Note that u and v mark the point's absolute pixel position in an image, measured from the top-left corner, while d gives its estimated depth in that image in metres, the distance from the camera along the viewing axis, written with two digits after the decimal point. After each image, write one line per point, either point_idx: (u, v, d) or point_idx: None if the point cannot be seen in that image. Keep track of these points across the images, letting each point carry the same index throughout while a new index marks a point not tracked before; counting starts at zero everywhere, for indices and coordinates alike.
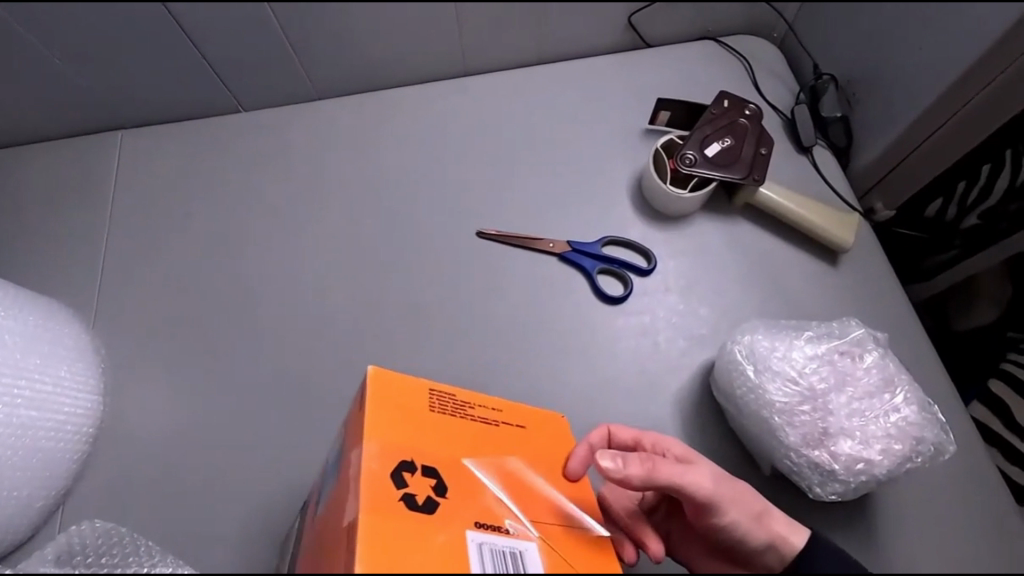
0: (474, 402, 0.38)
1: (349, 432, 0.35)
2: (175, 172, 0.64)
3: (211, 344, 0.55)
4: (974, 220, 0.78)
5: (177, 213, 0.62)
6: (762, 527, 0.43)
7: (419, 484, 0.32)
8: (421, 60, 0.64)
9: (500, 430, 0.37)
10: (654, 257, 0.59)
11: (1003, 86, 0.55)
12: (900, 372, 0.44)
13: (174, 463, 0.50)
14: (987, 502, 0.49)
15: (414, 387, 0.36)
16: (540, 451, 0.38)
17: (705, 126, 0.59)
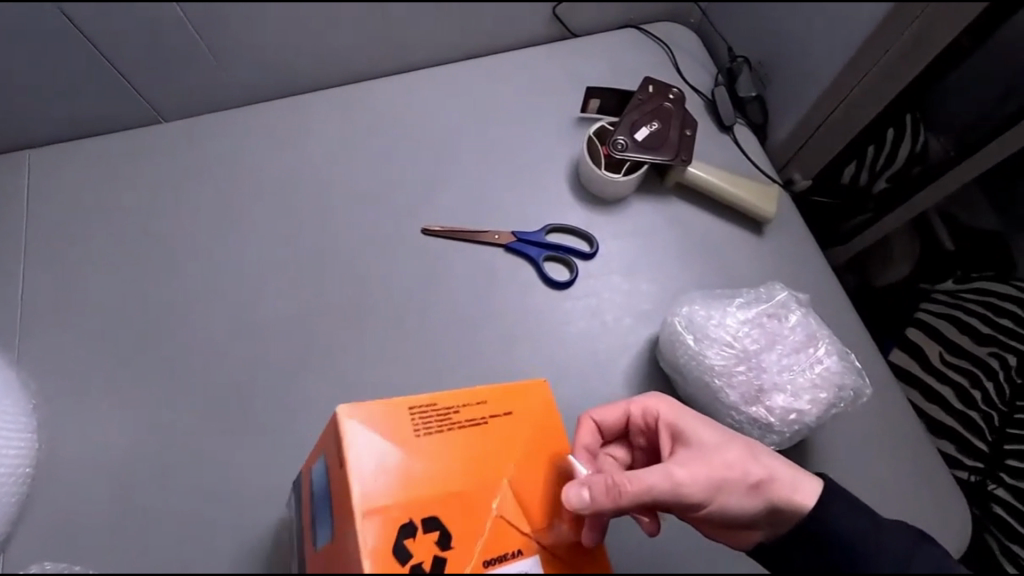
0: (457, 404, 0.38)
1: (336, 475, 0.34)
2: (95, 188, 0.60)
3: (156, 365, 0.53)
4: (883, 183, 0.86)
5: (103, 232, 0.58)
6: (758, 494, 0.43)
7: (423, 547, 0.32)
8: (350, 60, 0.64)
9: (488, 428, 0.37)
10: (596, 241, 0.61)
11: (890, 63, 0.61)
12: (821, 328, 0.49)
13: (126, 493, 0.48)
14: (905, 439, 0.55)
15: (392, 413, 0.36)
16: (528, 437, 0.38)
17: (633, 112, 0.62)
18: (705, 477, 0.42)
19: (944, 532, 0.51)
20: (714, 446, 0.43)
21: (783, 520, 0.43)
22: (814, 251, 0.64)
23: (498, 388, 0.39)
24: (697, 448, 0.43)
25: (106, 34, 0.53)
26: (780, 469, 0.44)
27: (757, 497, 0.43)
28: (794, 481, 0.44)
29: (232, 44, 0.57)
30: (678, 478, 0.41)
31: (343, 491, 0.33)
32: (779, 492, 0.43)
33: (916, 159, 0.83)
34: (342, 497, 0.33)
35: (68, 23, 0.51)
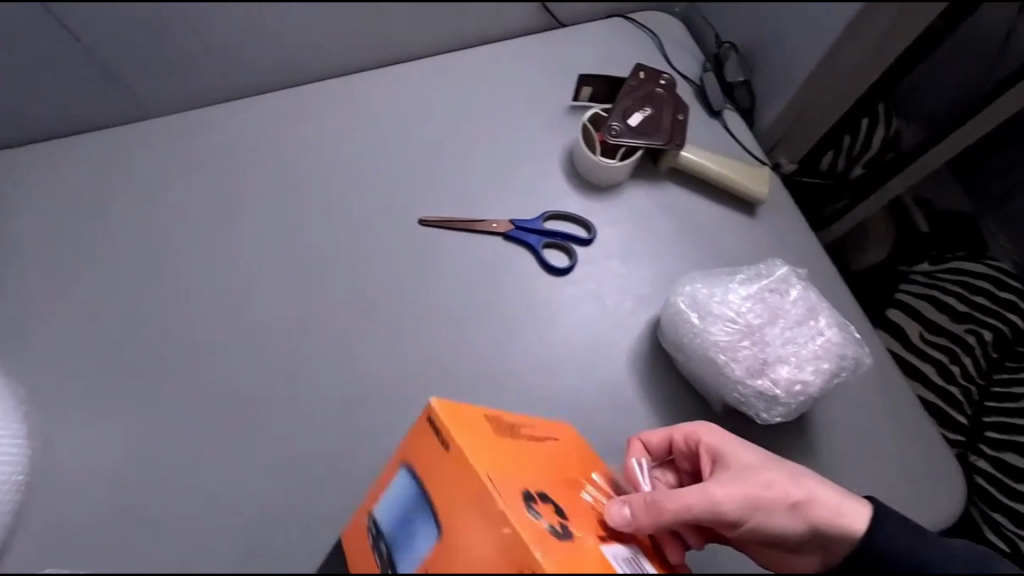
0: (520, 422, 0.41)
1: (437, 472, 0.34)
2: (79, 185, 0.58)
3: (152, 364, 0.52)
4: (858, 169, 0.89)
5: (89, 230, 0.57)
6: (798, 515, 0.45)
7: (547, 512, 0.34)
8: (340, 51, 0.63)
9: (547, 446, 0.41)
10: (593, 227, 0.62)
11: (874, 50, 0.61)
12: (821, 301, 0.50)
13: (127, 494, 0.47)
14: (902, 408, 0.56)
15: (476, 414, 0.37)
16: (579, 461, 0.43)
17: (625, 98, 0.63)
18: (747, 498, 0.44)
19: (938, 496, 0.53)
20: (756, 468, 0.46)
21: (828, 543, 0.45)
22: (805, 231, 0.65)
23: (546, 424, 0.44)
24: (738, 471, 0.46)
25: (90, 30, 0.50)
26: (821, 492, 0.46)
27: (798, 518, 0.45)
28: (846, 506, 0.45)
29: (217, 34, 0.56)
30: (720, 500, 0.43)
31: (457, 485, 0.33)
32: (822, 515, 0.45)
33: (889, 146, 0.89)
34: (452, 490, 0.33)
35: (51, 17, 0.49)
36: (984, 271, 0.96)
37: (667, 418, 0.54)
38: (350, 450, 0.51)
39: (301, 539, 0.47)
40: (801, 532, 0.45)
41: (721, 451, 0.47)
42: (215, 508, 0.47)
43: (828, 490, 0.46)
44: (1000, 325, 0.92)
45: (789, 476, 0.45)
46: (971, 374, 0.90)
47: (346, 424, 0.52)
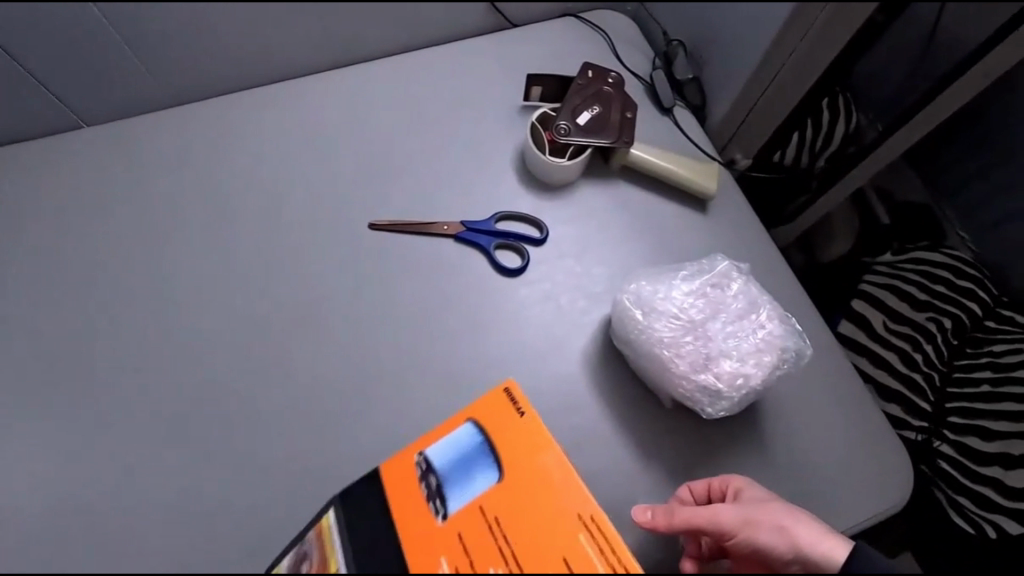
0: None
1: (500, 434, 0.48)
2: (11, 192, 0.56)
3: (88, 377, 0.51)
4: (821, 163, 0.93)
5: (21, 239, 0.55)
6: (786, 538, 0.46)
7: None
8: (284, 55, 0.63)
9: None
10: (546, 226, 0.62)
11: (810, 45, 0.62)
12: (762, 294, 0.50)
13: (57, 511, 0.45)
14: (851, 399, 0.57)
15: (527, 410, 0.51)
16: None
17: (574, 97, 0.63)
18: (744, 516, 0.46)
19: (887, 486, 0.53)
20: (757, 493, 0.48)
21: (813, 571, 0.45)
22: (756, 226, 0.66)
23: None
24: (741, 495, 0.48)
25: (15, 35, 0.51)
26: (809, 524, 0.47)
27: (787, 541, 0.46)
28: (829, 536, 0.47)
29: (150, 36, 0.55)
30: (721, 517, 0.46)
31: (518, 446, 0.47)
32: (805, 540, 0.46)
33: (850, 139, 0.95)
34: (512, 449, 0.47)
35: None
36: (943, 260, 0.99)
37: (620, 417, 0.53)
38: (294, 460, 0.49)
39: (239, 556, 0.46)
40: (787, 554, 0.46)
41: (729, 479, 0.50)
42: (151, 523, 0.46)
43: (815, 523, 0.48)
44: (960, 312, 0.94)
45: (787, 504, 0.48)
46: (934, 362, 0.90)
47: (289, 434, 0.50)
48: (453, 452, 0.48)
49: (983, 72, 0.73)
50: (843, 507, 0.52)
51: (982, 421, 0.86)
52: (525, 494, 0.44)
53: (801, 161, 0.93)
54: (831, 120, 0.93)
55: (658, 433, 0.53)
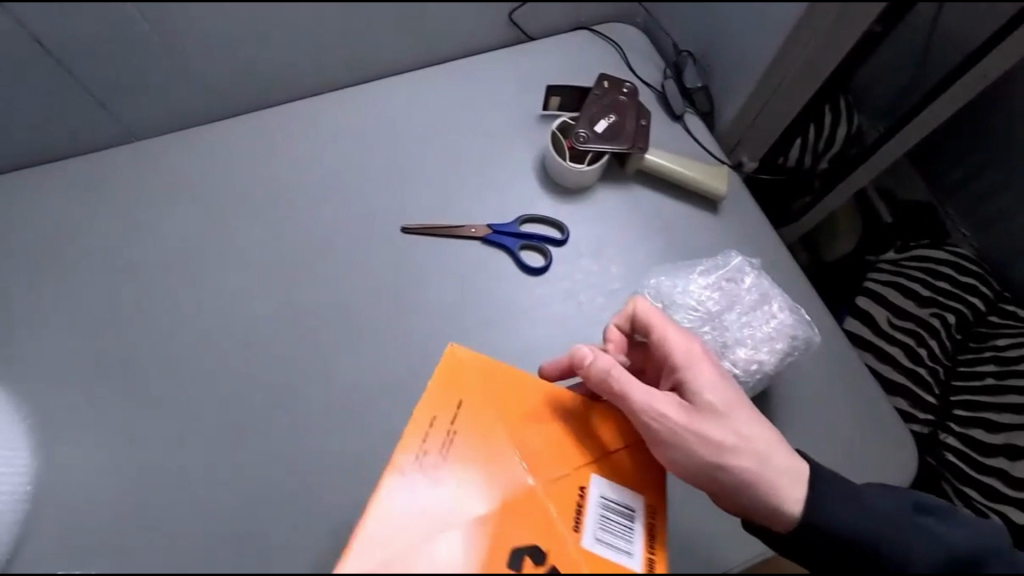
0: (425, 436, 0.44)
1: (459, 456, 0.43)
2: (76, 210, 0.62)
3: (151, 375, 0.56)
4: (825, 164, 0.97)
5: (89, 251, 0.61)
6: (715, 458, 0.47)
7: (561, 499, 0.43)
8: (318, 71, 0.67)
9: (467, 431, 0.45)
10: (566, 227, 0.66)
11: (812, 55, 0.65)
12: (774, 286, 0.54)
13: (137, 495, 0.51)
14: (857, 387, 0.60)
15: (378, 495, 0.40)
16: (501, 412, 0.46)
17: (591, 106, 0.67)
18: (692, 418, 0.47)
19: (891, 468, 0.57)
20: (716, 390, 0.48)
21: (727, 485, 0.47)
22: (764, 225, 0.69)
23: (453, 391, 0.46)
24: (700, 384, 0.48)
25: (81, 61, 0.55)
26: (745, 452, 0.47)
27: (710, 457, 0.46)
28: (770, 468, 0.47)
29: (199, 60, 0.59)
30: (663, 415, 0.46)
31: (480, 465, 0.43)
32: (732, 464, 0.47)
33: (852, 140, 0.99)
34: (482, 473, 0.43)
35: (48, 54, 0.53)
36: (946, 257, 1.03)
37: None
38: (343, 446, 0.55)
39: (291, 532, 0.51)
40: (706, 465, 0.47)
41: (686, 362, 0.49)
42: (222, 506, 0.51)
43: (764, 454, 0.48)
44: (963, 307, 0.97)
45: (732, 429, 0.47)
46: (939, 356, 0.94)
47: (335, 425, 0.55)
48: None
49: (982, 73, 0.77)
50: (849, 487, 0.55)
51: (987, 414, 0.89)
52: (532, 507, 0.42)
53: (805, 162, 0.97)
54: (833, 124, 0.97)
55: None
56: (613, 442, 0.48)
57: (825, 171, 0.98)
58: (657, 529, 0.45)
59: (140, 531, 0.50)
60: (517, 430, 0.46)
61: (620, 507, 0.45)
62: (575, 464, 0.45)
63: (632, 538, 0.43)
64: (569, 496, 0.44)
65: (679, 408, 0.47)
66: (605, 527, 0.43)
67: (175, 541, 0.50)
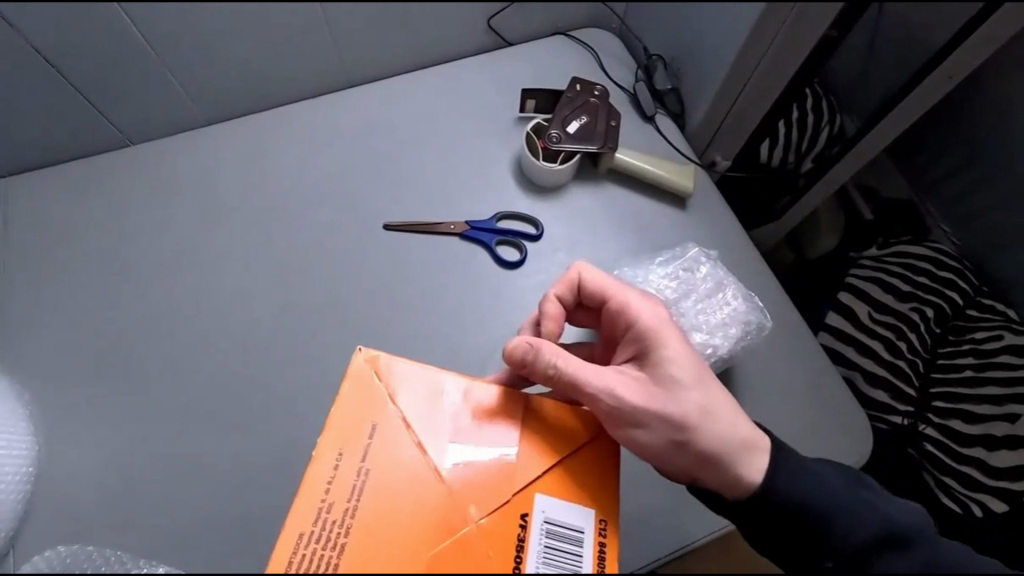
0: (334, 463, 0.41)
1: (375, 494, 0.41)
2: (79, 207, 0.66)
3: (145, 365, 0.60)
4: (808, 164, 1.03)
5: (90, 247, 0.65)
6: (675, 435, 0.50)
7: (498, 521, 0.41)
8: (303, 77, 0.71)
9: (384, 454, 0.42)
10: (541, 223, 0.69)
11: (772, 58, 0.68)
12: (729, 276, 0.58)
13: (139, 471, 0.55)
14: (817, 372, 0.63)
15: (287, 539, 0.39)
16: (424, 428, 0.44)
17: (564, 108, 0.70)
18: (649, 393, 0.50)
19: (846, 449, 0.60)
20: (677, 362, 0.51)
21: (689, 460, 0.50)
22: (733, 221, 0.72)
23: (364, 410, 0.44)
24: (659, 355, 0.51)
25: (72, 64, 0.58)
26: (705, 427, 0.50)
27: (669, 434, 0.50)
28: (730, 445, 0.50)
29: (185, 65, 0.62)
30: (619, 390, 0.49)
31: (401, 502, 0.41)
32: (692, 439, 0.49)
33: (835, 138, 1.02)
34: (401, 514, 0.40)
35: (37, 53, 0.56)
36: (925, 253, 1.05)
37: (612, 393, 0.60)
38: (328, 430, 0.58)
39: (279, 511, 0.55)
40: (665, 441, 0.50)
41: (653, 336, 0.52)
42: (216, 484, 0.55)
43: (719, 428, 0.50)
44: (942, 301, 1.00)
45: (689, 405, 0.50)
46: (918, 350, 0.97)
47: (318, 410, 0.59)
48: None
49: (948, 74, 0.80)
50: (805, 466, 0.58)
51: (964, 405, 0.93)
52: (467, 535, 0.40)
53: (787, 161, 1.04)
54: (815, 122, 1.01)
55: None
56: (560, 454, 0.45)
57: (809, 170, 1.03)
58: (607, 541, 0.43)
59: (141, 505, 0.54)
60: (438, 455, 0.43)
61: (568, 530, 0.43)
62: (517, 486, 0.43)
63: (579, 559, 0.42)
64: (510, 522, 0.42)
65: (637, 383, 0.50)
66: (550, 548, 0.42)
67: (173, 514, 0.54)
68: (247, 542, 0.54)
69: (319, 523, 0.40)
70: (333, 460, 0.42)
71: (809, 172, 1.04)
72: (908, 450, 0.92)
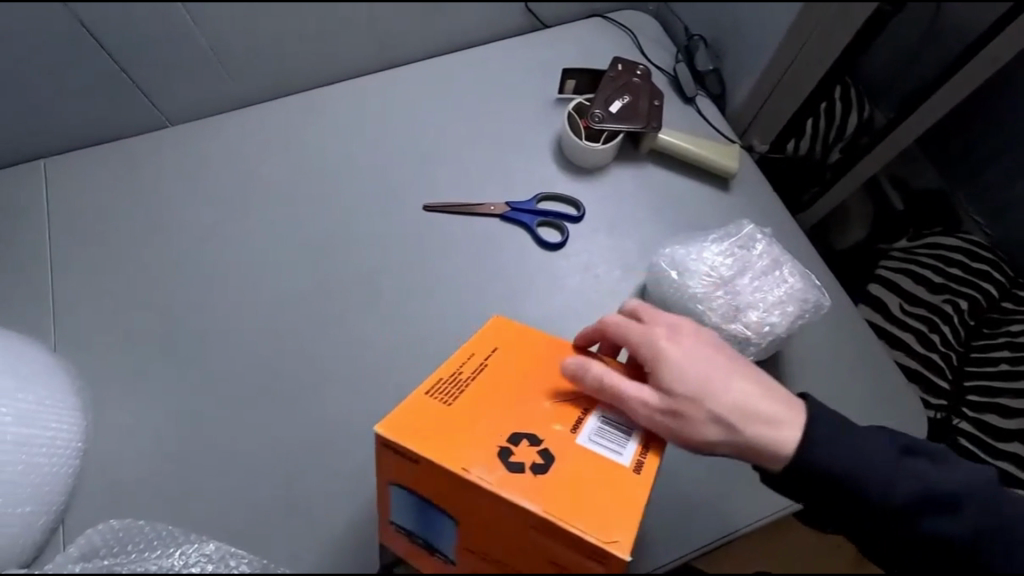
0: (463, 357, 0.46)
1: (484, 380, 0.45)
2: (125, 186, 0.66)
3: (188, 345, 0.60)
4: (837, 154, 1.02)
5: (136, 226, 0.65)
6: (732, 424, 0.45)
7: (569, 417, 0.44)
8: (344, 59, 0.71)
9: (494, 358, 0.46)
10: (583, 205, 0.68)
11: (818, 38, 0.68)
12: (784, 253, 0.55)
13: (189, 448, 0.55)
14: (869, 358, 0.61)
15: (415, 397, 0.42)
16: (518, 350, 0.48)
17: (606, 88, 0.68)
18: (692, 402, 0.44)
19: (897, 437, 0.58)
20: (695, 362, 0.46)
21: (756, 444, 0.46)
22: (777, 203, 0.71)
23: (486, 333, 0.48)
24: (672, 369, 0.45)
25: (117, 41, 0.58)
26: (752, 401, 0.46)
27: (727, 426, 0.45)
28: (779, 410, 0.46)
29: (229, 41, 0.62)
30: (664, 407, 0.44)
31: (509, 382, 0.45)
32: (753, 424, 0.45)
33: (863, 129, 1.02)
34: (505, 388, 0.45)
35: (84, 30, 0.56)
36: (958, 244, 1.03)
37: None
38: (371, 411, 0.58)
39: (324, 489, 0.55)
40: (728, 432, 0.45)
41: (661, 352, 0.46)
42: (266, 461, 0.55)
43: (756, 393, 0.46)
44: (976, 293, 0.98)
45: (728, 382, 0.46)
46: (951, 342, 0.96)
47: (363, 390, 0.59)
48: (408, 513, 0.46)
49: (993, 56, 0.77)
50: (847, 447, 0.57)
51: (999, 399, 0.90)
52: (540, 420, 0.43)
53: (815, 151, 1.03)
54: (844, 112, 1.02)
55: None
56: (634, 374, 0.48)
57: (837, 161, 1.02)
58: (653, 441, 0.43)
59: (194, 480, 0.54)
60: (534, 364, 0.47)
61: (621, 424, 0.44)
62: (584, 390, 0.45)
63: (625, 446, 0.43)
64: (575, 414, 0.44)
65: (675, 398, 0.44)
66: (604, 433, 0.43)
67: (220, 491, 0.54)
68: (297, 519, 0.54)
69: (446, 378, 0.44)
70: (464, 355, 0.46)
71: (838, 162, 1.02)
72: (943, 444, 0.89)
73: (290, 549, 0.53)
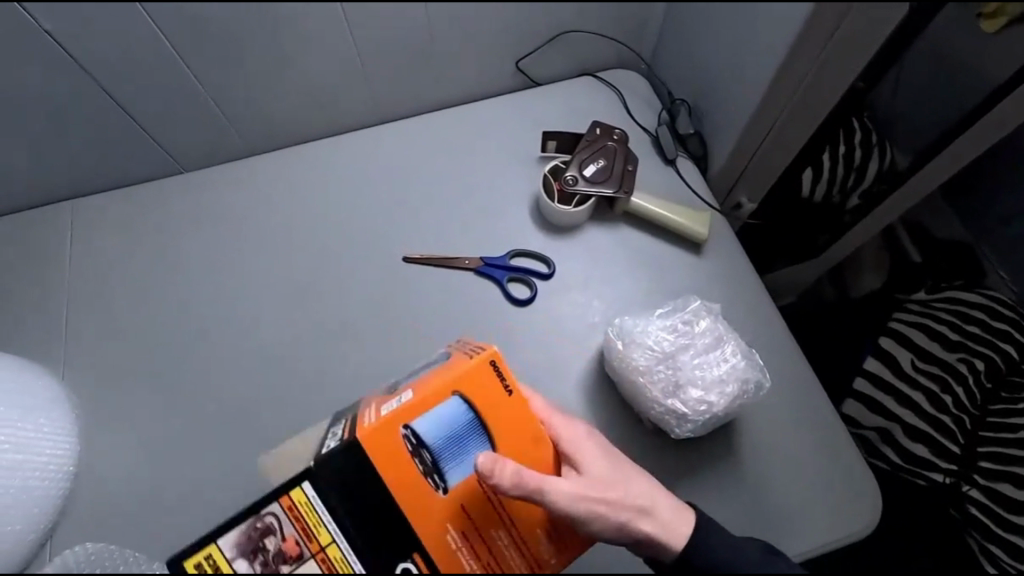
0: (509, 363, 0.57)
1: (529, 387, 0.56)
2: (136, 227, 0.73)
3: (176, 379, 0.65)
4: (856, 200, 0.97)
5: (143, 266, 0.71)
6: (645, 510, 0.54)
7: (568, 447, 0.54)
8: (341, 116, 0.76)
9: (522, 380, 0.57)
10: (553, 262, 0.71)
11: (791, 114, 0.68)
12: (728, 331, 0.59)
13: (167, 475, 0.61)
14: (819, 433, 0.62)
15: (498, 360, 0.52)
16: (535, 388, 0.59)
17: (582, 151, 0.71)
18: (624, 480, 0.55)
19: (838, 517, 0.59)
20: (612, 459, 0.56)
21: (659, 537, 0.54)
22: (747, 269, 0.71)
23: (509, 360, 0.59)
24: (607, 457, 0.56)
25: (134, 100, 0.65)
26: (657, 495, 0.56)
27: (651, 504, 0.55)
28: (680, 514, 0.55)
29: (233, 101, 0.68)
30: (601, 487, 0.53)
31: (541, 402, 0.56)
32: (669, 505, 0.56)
33: (882, 175, 0.95)
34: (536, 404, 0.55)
35: (104, 91, 0.63)
36: (979, 300, 0.96)
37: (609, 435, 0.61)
38: None
39: None
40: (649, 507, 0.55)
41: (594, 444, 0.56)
42: (233, 492, 0.60)
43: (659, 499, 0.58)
44: (994, 354, 0.91)
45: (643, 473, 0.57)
46: (964, 405, 0.89)
47: None
48: (439, 426, 0.50)
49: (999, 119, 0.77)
50: (779, 524, 0.58)
51: (1016, 469, 0.84)
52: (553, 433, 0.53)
53: (834, 197, 0.96)
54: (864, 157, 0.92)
55: (639, 449, 0.61)
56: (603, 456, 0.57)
57: (855, 207, 0.98)
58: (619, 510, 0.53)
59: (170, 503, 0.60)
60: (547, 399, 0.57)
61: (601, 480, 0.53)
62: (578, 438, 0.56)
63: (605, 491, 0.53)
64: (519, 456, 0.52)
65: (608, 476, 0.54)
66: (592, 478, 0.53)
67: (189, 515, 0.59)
68: None
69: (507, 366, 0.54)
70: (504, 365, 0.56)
71: (857, 207, 0.98)
72: (951, 510, 0.88)
73: (183, 562, 0.48)
